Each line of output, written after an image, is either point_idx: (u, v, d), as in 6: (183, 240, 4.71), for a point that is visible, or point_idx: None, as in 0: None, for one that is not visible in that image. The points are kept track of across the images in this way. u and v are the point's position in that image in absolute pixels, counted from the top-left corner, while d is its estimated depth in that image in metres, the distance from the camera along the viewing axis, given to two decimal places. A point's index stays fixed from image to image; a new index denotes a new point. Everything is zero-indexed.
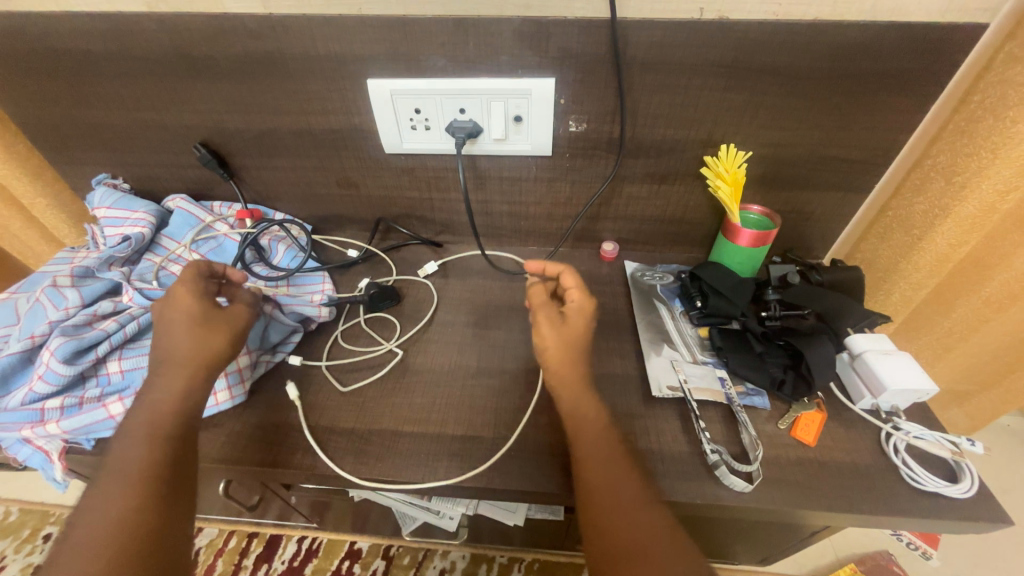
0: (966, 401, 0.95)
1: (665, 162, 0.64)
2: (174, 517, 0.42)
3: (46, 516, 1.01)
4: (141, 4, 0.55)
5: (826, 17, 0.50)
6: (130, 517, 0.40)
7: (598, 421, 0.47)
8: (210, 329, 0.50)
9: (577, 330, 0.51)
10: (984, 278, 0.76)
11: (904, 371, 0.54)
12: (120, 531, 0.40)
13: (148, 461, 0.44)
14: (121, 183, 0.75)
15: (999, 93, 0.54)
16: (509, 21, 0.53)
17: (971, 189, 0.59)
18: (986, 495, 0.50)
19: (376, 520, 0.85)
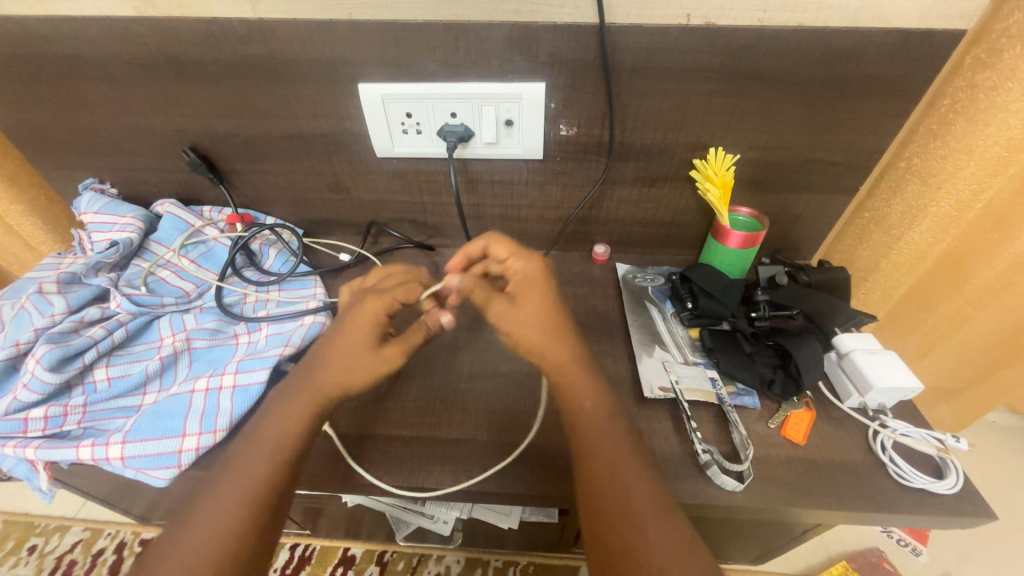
0: (952, 398, 0.97)
1: (655, 165, 0.65)
2: (265, 525, 0.43)
3: (31, 527, 0.99)
4: (129, 9, 0.54)
5: (810, 23, 0.51)
6: (229, 533, 0.42)
7: (600, 417, 0.48)
8: (367, 362, 0.49)
9: (535, 300, 0.51)
10: (966, 276, 0.78)
11: (890, 369, 0.55)
12: (209, 541, 0.41)
13: (227, 475, 0.44)
14: (108, 188, 0.74)
15: (969, 97, 0.55)
16: (500, 26, 0.53)
17: (947, 188, 0.60)
18: (971, 490, 0.51)
19: (370, 526, 0.84)
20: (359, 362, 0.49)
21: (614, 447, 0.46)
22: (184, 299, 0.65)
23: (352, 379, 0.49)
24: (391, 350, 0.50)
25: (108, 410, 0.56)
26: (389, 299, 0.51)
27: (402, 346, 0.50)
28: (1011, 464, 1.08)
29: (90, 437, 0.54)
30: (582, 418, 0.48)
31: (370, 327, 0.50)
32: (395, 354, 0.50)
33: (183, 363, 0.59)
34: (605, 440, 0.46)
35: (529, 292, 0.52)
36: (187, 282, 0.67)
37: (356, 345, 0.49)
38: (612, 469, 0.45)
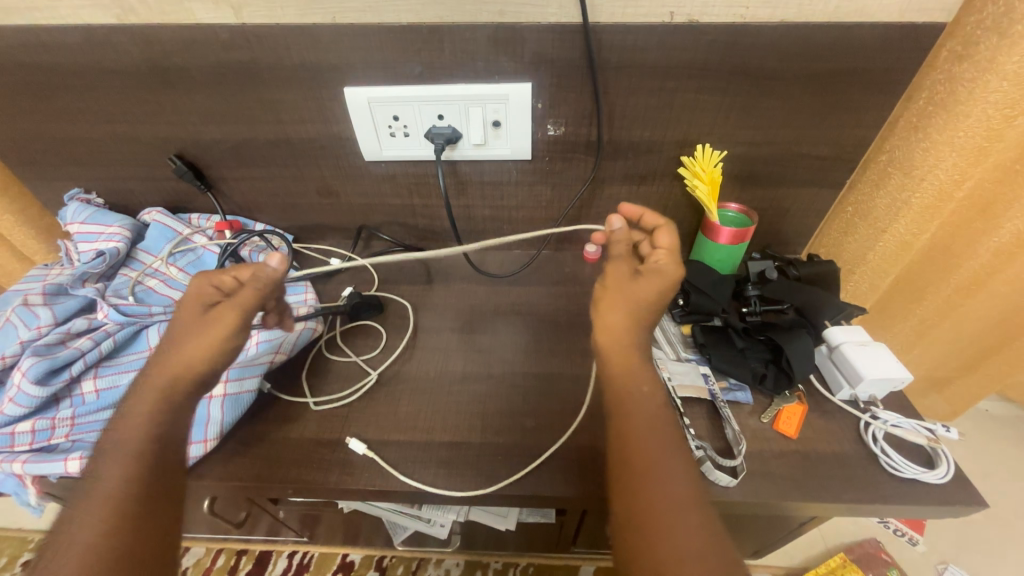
0: (944, 388, 0.98)
1: (643, 163, 0.65)
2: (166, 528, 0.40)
3: (25, 543, 0.98)
4: (110, 16, 0.54)
5: (792, 18, 0.51)
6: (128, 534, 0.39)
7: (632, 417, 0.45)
8: (214, 332, 0.47)
9: (648, 294, 0.48)
10: (953, 266, 0.78)
11: (880, 361, 0.55)
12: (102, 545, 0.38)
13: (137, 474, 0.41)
14: (94, 198, 0.73)
15: (948, 90, 0.55)
16: (484, 27, 0.53)
17: (928, 180, 0.61)
18: (963, 478, 0.51)
19: (368, 532, 0.84)
20: (202, 336, 0.47)
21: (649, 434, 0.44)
22: (173, 308, 0.64)
23: (193, 356, 0.47)
24: (226, 317, 0.47)
25: (97, 422, 0.56)
26: (222, 273, 0.49)
27: (239, 311, 0.47)
28: (1004, 451, 1.09)
29: (79, 450, 0.53)
30: (630, 404, 0.45)
31: (205, 301, 0.48)
32: (232, 321, 0.47)
33: None
34: (643, 426, 0.44)
35: (649, 281, 0.49)
36: (176, 291, 0.67)
37: (192, 319, 0.48)
38: (647, 456, 0.42)
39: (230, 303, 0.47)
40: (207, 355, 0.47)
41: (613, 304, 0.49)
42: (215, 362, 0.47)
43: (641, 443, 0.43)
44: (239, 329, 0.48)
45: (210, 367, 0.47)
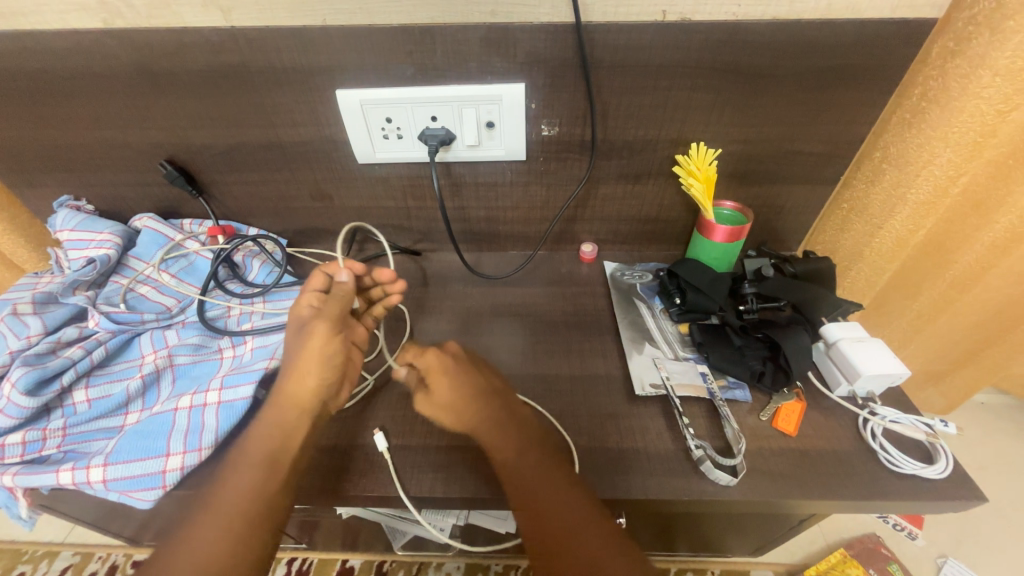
0: (940, 381, 0.98)
1: (638, 162, 0.65)
2: None
3: (18, 555, 0.96)
4: (96, 21, 0.53)
5: (784, 16, 0.51)
6: None
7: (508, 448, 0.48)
8: (315, 344, 0.50)
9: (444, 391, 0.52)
10: (947, 260, 0.79)
11: (877, 357, 0.55)
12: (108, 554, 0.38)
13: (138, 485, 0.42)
14: (84, 205, 0.72)
15: (941, 85, 0.55)
16: (475, 28, 0.53)
17: (925, 174, 0.61)
18: (962, 473, 0.51)
19: (368, 537, 0.83)
20: (307, 347, 0.50)
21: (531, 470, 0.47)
22: (166, 316, 0.64)
23: (305, 368, 0.49)
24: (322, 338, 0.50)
25: (89, 432, 0.55)
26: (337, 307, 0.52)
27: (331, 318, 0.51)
28: (1001, 443, 1.10)
29: (70, 461, 0.53)
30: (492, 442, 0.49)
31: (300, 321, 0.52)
32: (325, 325, 0.50)
33: (166, 381, 0.58)
34: (523, 465, 0.47)
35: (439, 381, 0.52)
36: (169, 298, 0.66)
37: (291, 338, 0.51)
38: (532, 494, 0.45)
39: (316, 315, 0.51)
40: (321, 368, 0.50)
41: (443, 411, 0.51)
42: (324, 369, 0.50)
43: (525, 483, 0.46)
44: (334, 333, 0.51)
45: (322, 377, 0.50)
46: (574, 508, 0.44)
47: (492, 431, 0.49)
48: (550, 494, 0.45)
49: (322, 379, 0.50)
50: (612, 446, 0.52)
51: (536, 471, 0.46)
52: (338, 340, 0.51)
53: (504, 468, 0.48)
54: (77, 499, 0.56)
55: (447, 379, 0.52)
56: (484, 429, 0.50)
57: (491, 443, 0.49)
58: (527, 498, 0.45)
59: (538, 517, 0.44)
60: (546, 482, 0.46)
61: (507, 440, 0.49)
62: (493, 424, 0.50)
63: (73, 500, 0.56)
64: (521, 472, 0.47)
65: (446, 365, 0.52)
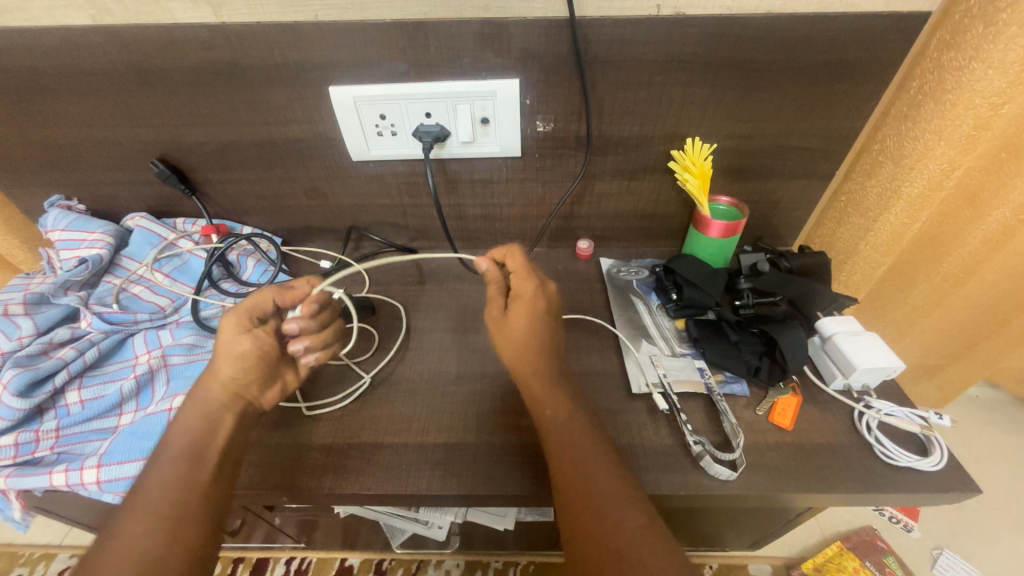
0: (935, 375, 0.99)
1: (633, 157, 0.65)
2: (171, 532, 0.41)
3: (15, 557, 0.96)
4: (84, 18, 0.53)
5: (778, 10, 0.51)
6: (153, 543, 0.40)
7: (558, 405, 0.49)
8: (223, 339, 0.49)
9: (519, 321, 0.52)
10: (941, 254, 0.79)
11: (872, 350, 0.55)
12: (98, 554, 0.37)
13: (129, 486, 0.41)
14: (76, 205, 0.71)
15: (937, 79, 0.55)
16: (469, 23, 0.52)
17: (918, 170, 0.59)
18: (956, 465, 0.52)
19: (366, 535, 0.83)
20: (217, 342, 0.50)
21: (585, 446, 0.46)
22: (159, 316, 0.63)
23: (216, 365, 0.49)
24: (227, 319, 0.50)
25: (82, 433, 0.55)
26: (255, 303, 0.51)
27: (239, 312, 0.50)
28: (995, 435, 1.11)
29: (64, 462, 0.53)
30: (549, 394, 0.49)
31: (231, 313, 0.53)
32: (232, 321, 0.50)
33: (159, 381, 0.58)
34: (567, 429, 0.47)
35: (524, 309, 0.53)
36: (162, 298, 0.66)
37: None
38: (575, 465, 0.45)
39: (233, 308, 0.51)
40: (233, 365, 0.49)
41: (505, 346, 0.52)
42: (235, 366, 0.49)
43: (569, 448, 0.46)
44: (241, 329, 0.50)
45: (234, 375, 0.49)
46: (614, 487, 0.43)
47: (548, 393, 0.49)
48: (600, 476, 0.44)
49: (234, 375, 0.49)
50: None
51: (590, 449, 0.46)
52: (247, 338, 0.50)
53: (551, 431, 0.47)
54: (72, 501, 0.56)
55: (525, 324, 0.52)
56: (545, 386, 0.50)
57: (546, 414, 0.48)
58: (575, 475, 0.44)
59: (576, 487, 0.44)
60: (588, 448, 0.46)
61: (564, 413, 0.48)
62: (550, 384, 0.50)
63: (67, 501, 0.56)
64: (565, 436, 0.47)
65: (535, 306, 0.53)
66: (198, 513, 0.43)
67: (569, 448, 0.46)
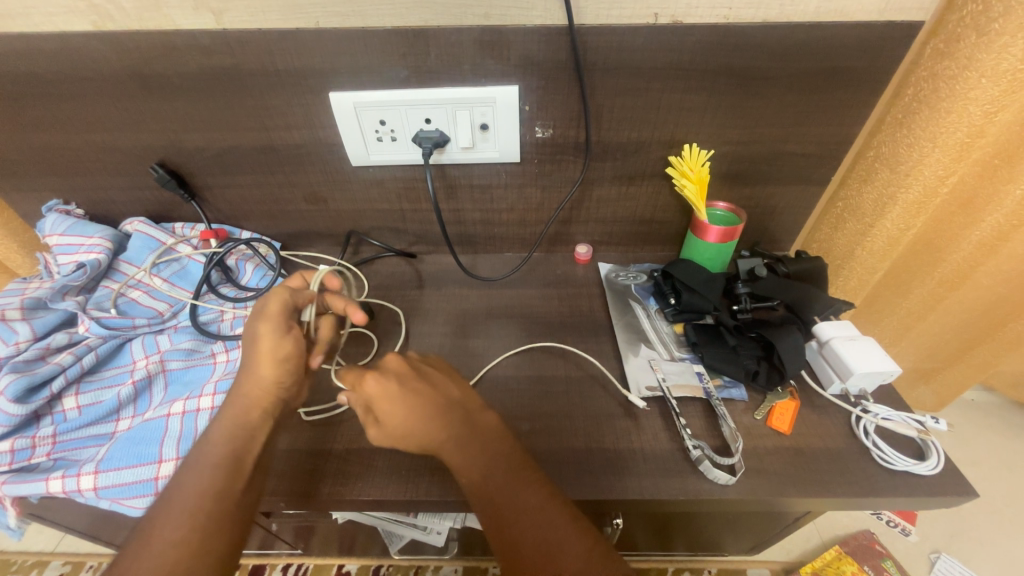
0: (930, 379, 0.99)
1: (631, 163, 0.65)
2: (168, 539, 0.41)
3: (8, 565, 0.95)
4: (86, 23, 0.53)
5: (774, 18, 0.52)
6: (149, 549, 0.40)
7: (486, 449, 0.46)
8: (263, 343, 0.49)
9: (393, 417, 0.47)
10: (936, 259, 0.80)
11: (869, 355, 0.56)
12: None
13: None
14: (74, 209, 0.71)
15: (931, 87, 0.56)
16: (469, 30, 0.53)
17: (914, 176, 0.60)
18: (953, 469, 0.52)
19: (364, 541, 0.83)
20: (257, 350, 0.49)
21: (543, 526, 0.42)
22: (157, 321, 0.63)
23: (259, 370, 0.48)
24: (261, 326, 0.49)
25: (79, 439, 0.55)
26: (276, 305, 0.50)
27: (273, 316, 0.50)
28: (990, 439, 1.11)
29: (60, 469, 0.52)
30: (469, 440, 0.46)
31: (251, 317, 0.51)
32: (269, 326, 0.49)
33: (158, 386, 0.58)
34: (496, 472, 0.45)
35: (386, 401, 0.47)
36: (160, 302, 0.65)
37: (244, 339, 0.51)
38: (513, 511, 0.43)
39: (261, 315, 0.50)
40: (275, 368, 0.49)
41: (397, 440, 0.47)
42: (278, 370, 0.49)
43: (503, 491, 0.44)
44: (283, 331, 0.50)
45: (279, 377, 0.49)
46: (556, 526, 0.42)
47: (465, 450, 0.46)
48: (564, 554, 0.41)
49: (279, 380, 0.49)
50: (608, 447, 0.52)
51: (550, 529, 0.42)
52: (289, 340, 0.49)
53: (478, 479, 0.45)
54: (69, 507, 0.55)
55: (396, 403, 0.47)
56: (471, 447, 0.46)
57: (482, 480, 0.45)
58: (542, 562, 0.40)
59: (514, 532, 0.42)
60: (522, 489, 0.44)
61: (506, 489, 0.44)
62: (471, 440, 0.46)
63: (64, 508, 0.56)
64: (495, 481, 0.44)
65: (389, 390, 0.48)
66: None
67: (526, 534, 0.42)
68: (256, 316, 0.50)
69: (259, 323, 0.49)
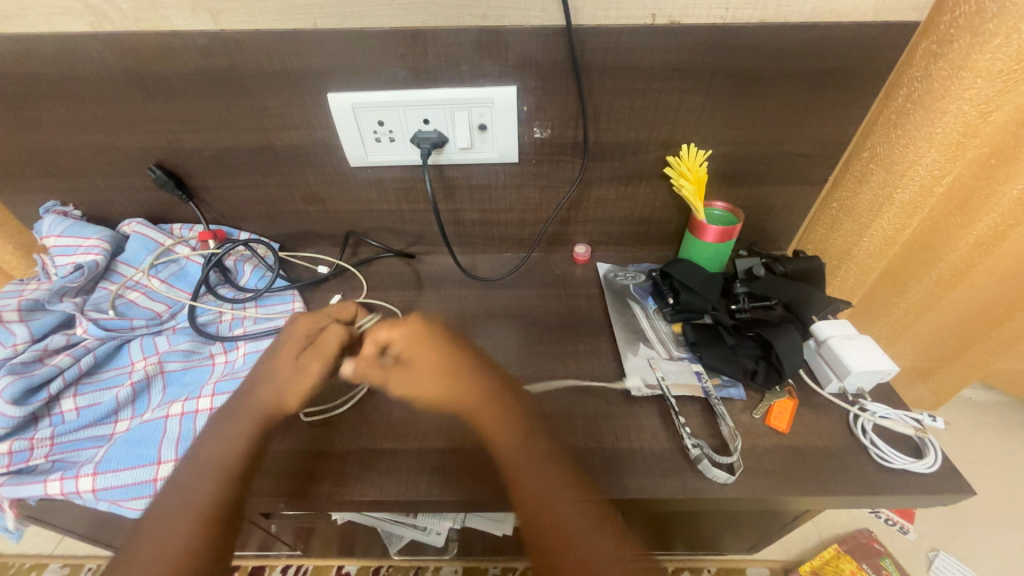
0: (928, 378, 1.00)
1: (630, 163, 0.65)
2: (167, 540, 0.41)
3: (5, 568, 0.94)
4: (83, 24, 0.53)
5: (770, 19, 0.52)
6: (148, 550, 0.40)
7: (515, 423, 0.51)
8: (307, 379, 0.53)
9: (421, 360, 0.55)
10: (933, 258, 0.80)
11: (867, 353, 0.56)
12: None
13: None
14: (72, 210, 0.71)
15: (926, 87, 0.56)
16: (467, 31, 0.53)
17: (909, 176, 0.60)
18: (950, 467, 0.52)
19: (364, 542, 0.83)
20: (297, 380, 0.53)
21: (569, 512, 0.45)
22: (156, 322, 0.63)
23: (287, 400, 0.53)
24: (315, 363, 0.54)
25: (77, 440, 0.54)
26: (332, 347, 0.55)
27: (327, 358, 0.55)
28: (987, 437, 1.12)
29: (59, 470, 0.52)
30: (499, 413, 0.52)
31: (299, 346, 0.55)
32: (321, 366, 0.54)
33: (156, 387, 0.58)
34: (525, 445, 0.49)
35: (418, 353, 0.55)
36: (159, 303, 0.65)
37: (281, 367, 0.54)
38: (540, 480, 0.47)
39: (317, 350, 0.55)
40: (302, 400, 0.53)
41: (414, 389, 0.54)
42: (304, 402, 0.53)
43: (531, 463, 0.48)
44: (329, 370, 0.55)
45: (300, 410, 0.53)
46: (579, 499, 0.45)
47: (504, 424, 0.51)
48: (585, 544, 0.43)
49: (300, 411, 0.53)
50: (607, 446, 0.53)
51: (575, 517, 0.44)
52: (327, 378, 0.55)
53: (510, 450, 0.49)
54: (67, 508, 0.55)
55: (422, 355, 0.55)
56: (503, 419, 0.52)
57: (512, 450, 0.49)
58: (561, 545, 0.43)
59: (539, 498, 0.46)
60: (550, 463, 0.48)
61: (538, 472, 0.47)
62: (504, 414, 0.52)
63: (63, 510, 0.56)
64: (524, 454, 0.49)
65: (417, 342, 0.56)
66: None
67: (551, 515, 0.44)
68: (304, 350, 0.55)
69: (310, 356, 0.55)
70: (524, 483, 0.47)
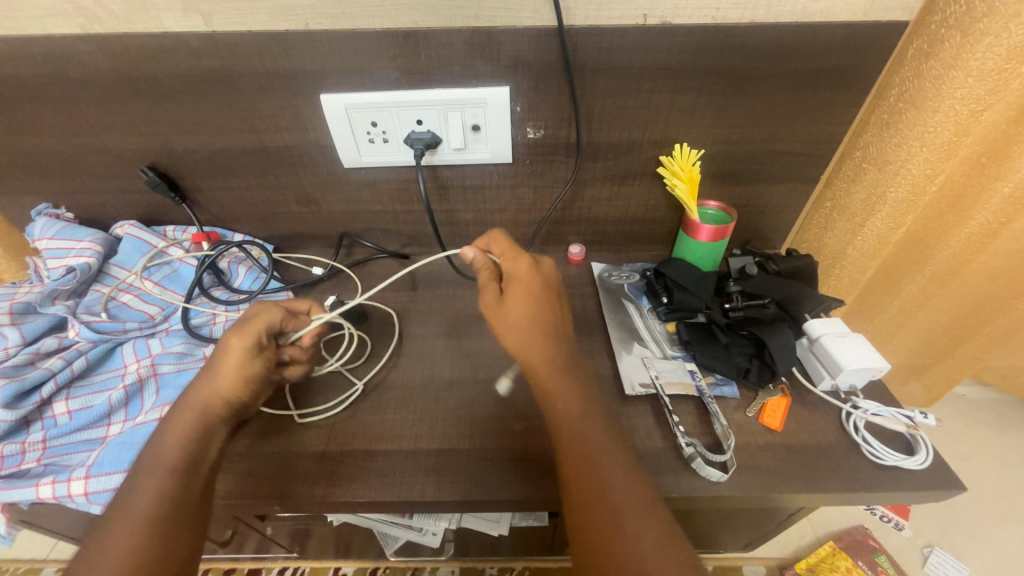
0: (922, 375, 1.00)
1: (623, 163, 0.65)
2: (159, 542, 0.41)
3: None
4: (73, 26, 0.53)
5: (761, 19, 0.52)
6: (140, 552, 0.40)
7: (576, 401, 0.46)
8: (231, 360, 0.48)
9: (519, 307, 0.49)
10: (926, 256, 0.81)
11: (859, 351, 0.56)
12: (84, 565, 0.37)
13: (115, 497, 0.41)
14: (63, 213, 0.71)
15: (917, 87, 0.56)
16: (459, 32, 0.53)
17: (902, 175, 0.61)
18: (942, 463, 0.52)
19: (361, 544, 0.83)
20: (222, 360, 0.48)
21: (617, 489, 0.42)
22: (149, 324, 0.63)
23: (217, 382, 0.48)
24: (234, 341, 0.49)
25: (69, 444, 0.54)
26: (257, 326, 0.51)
27: (249, 334, 0.49)
28: (981, 433, 1.13)
29: (51, 474, 0.52)
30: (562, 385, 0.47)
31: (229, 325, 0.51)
32: (242, 343, 0.49)
33: (149, 390, 0.57)
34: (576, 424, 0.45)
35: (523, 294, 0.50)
36: (152, 306, 0.65)
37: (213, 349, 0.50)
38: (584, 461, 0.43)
39: (240, 327, 0.50)
40: (235, 383, 0.49)
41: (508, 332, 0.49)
42: (236, 386, 0.49)
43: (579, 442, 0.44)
44: (252, 352, 0.49)
45: (234, 392, 0.49)
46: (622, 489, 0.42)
47: (559, 386, 0.47)
48: (632, 526, 0.40)
49: (233, 394, 0.49)
50: None
51: (623, 495, 0.41)
52: (256, 361, 0.50)
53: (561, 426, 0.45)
54: (61, 512, 0.55)
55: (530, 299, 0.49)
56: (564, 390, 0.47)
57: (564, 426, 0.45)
58: (601, 532, 0.40)
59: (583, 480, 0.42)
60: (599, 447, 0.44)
61: (589, 445, 0.44)
62: (569, 384, 0.47)
63: (55, 513, 0.56)
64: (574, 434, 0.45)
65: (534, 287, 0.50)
66: (188, 520, 0.43)
67: (599, 491, 0.41)
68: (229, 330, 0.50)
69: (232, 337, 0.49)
70: (573, 454, 0.44)
